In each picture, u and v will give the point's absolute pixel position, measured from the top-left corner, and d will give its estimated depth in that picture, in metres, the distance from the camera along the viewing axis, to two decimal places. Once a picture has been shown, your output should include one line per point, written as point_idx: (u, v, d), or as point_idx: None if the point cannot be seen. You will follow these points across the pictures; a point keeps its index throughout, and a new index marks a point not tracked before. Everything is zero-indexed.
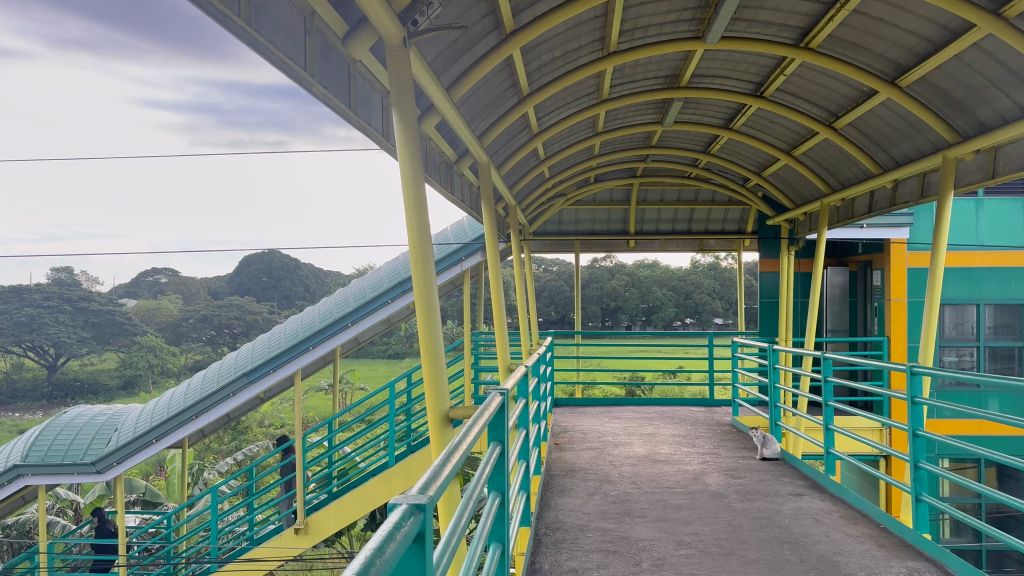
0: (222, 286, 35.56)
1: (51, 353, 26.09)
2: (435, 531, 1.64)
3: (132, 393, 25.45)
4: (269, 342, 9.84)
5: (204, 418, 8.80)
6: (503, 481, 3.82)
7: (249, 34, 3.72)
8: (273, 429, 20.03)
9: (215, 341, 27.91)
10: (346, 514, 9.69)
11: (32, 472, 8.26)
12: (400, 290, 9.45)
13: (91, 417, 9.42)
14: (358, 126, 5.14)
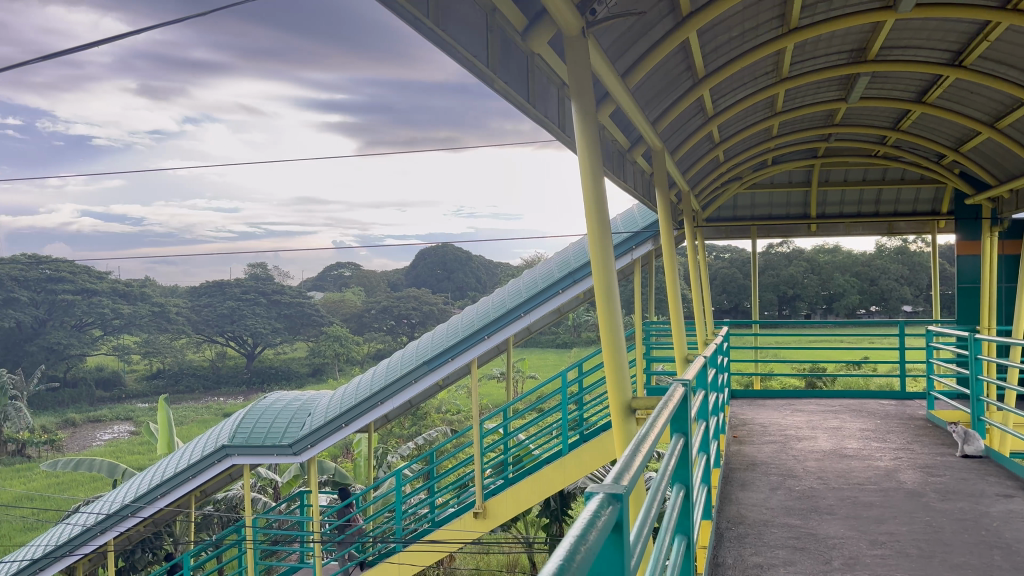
0: (400, 278, 37.20)
1: (249, 343, 28.39)
2: (632, 522, 1.63)
3: (321, 379, 27.11)
4: (447, 331, 10.17)
5: (388, 405, 9.19)
6: (688, 474, 3.76)
7: (437, 34, 3.86)
8: (449, 415, 20.73)
9: (394, 330, 28.91)
10: (523, 499, 9.79)
11: (238, 452, 8.99)
12: (571, 280, 9.49)
13: (287, 402, 10.09)
14: (537, 119, 5.22)
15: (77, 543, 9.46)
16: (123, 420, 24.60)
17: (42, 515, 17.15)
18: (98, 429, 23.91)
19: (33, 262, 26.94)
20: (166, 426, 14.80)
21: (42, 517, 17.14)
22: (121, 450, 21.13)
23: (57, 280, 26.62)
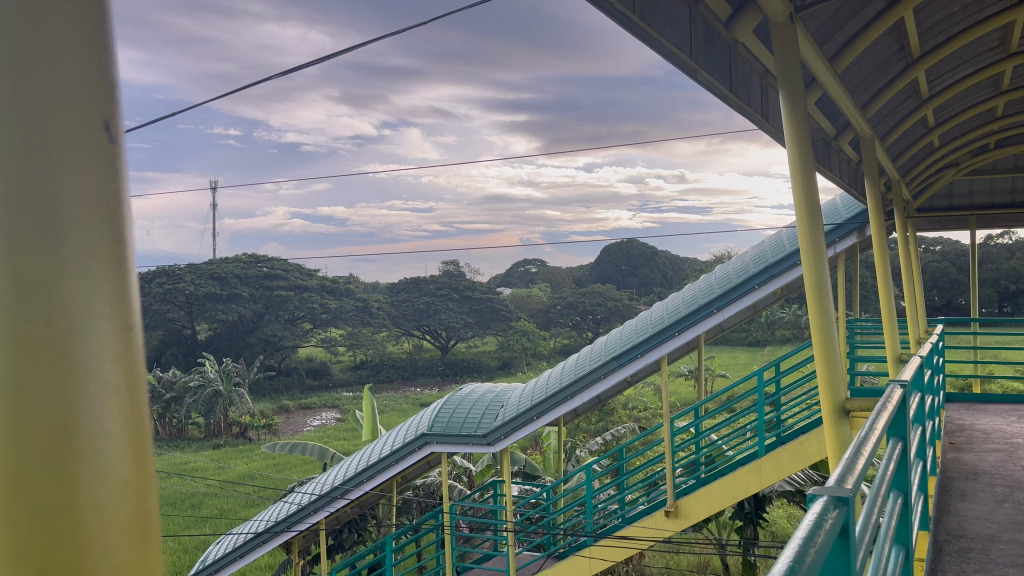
0: (586, 276, 37.41)
1: (443, 337, 29.83)
2: (861, 527, 1.55)
3: (509, 372, 27.66)
4: (638, 327, 10.11)
5: (578, 399, 9.21)
6: (909, 482, 3.54)
7: (643, 29, 3.87)
8: (636, 411, 20.53)
9: (580, 326, 29.07)
10: (717, 500, 9.49)
11: (436, 441, 9.39)
12: (767, 275, 9.05)
13: (482, 394, 10.41)
14: (741, 109, 5.10)
15: (294, 521, 10.21)
16: (330, 407, 26.25)
17: (263, 494, 18.54)
18: (309, 415, 25.62)
19: (253, 260, 29.23)
20: (371, 414, 15.62)
21: (263, 494, 18.56)
22: (329, 435, 22.45)
23: (272, 277, 28.67)
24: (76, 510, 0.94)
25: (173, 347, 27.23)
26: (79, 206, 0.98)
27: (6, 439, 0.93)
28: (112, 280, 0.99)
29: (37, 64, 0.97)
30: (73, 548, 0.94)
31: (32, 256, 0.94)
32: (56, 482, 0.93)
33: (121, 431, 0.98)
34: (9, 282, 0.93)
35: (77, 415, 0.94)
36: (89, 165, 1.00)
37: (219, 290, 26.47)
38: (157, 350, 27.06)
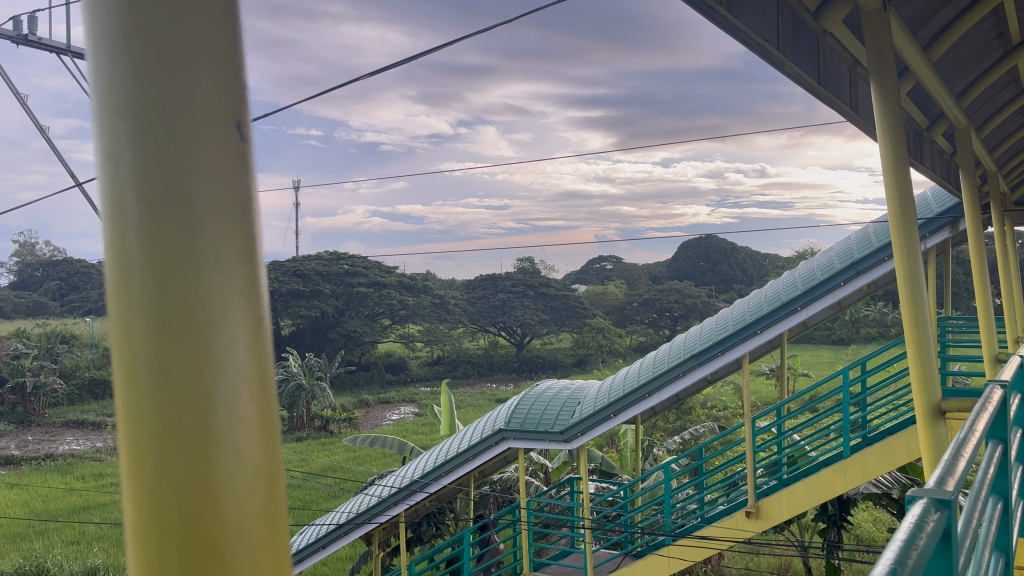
0: (664, 273, 37.03)
1: (519, 333, 29.85)
2: (964, 531, 1.49)
3: (585, 370, 27.51)
4: (718, 325, 9.95)
5: (657, 397, 9.07)
6: (1009, 486, 3.38)
7: (729, 21, 3.82)
8: (716, 411, 20.17)
9: (657, 323, 28.78)
10: (799, 501, 9.24)
11: (514, 436, 9.40)
12: (852, 272, 8.73)
13: (558, 390, 10.39)
14: (828, 102, 4.98)
15: (374, 513, 10.39)
16: (408, 402, 26.56)
17: (344, 486, 18.91)
18: (388, 410, 25.97)
19: (334, 258, 29.84)
20: (449, 409, 15.77)
21: (343, 487, 18.92)
22: (407, 429, 22.74)
23: (353, 274, 29.12)
24: (214, 496, 0.94)
25: None
26: (212, 192, 0.96)
27: (148, 421, 0.94)
28: (246, 274, 0.98)
29: (173, 51, 0.96)
30: (213, 533, 0.94)
31: (168, 244, 0.93)
32: (196, 468, 0.94)
33: (254, 417, 0.97)
34: (149, 269, 0.94)
35: (214, 402, 0.94)
36: (222, 156, 0.98)
37: (301, 286, 26.94)
38: None
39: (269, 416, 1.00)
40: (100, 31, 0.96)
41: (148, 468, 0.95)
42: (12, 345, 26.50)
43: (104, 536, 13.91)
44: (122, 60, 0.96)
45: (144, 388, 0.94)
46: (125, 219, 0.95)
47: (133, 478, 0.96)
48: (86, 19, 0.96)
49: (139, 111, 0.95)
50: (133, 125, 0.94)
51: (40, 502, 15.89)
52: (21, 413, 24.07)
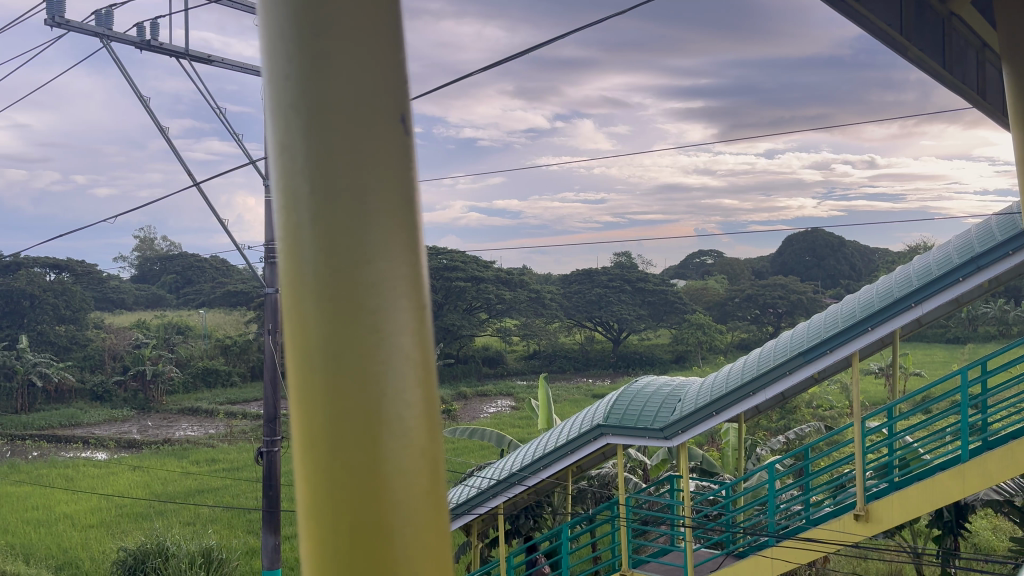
0: (767, 267, 36.17)
1: (616, 328, 29.55)
2: None
3: (684, 366, 27.02)
4: (829, 322, 9.45)
5: (761, 396, 8.31)
6: None
7: (851, 6, 3.69)
8: (822, 410, 19.50)
9: (760, 320, 28.07)
10: (913, 505, 8.75)
11: (613, 432, 9.09)
12: (972, 265, 7.60)
13: (659, 387, 9.93)
14: (954, 86, 4.75)
15: (474, 504, 10.42)
16: (505, 395, 26.64)
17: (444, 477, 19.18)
18: (485, 402, 26.08)
19: (433, 253, 30.25)
20: (546, 403, 15.77)
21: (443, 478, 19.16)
22: (505, 422, 22.84)
23: (451, 268, 29.40)
24: (375, 447, 1.10)
25: None
26: (371, 184, 1.13)
27: (326, 403, 1.11)
28: (405, 276, 1.13)
29: (336, 69, 1.11)
30: (374, 481, 1.10)
31: (338, 238, 1.10)
32: (360, 425, 1.10)
33: (408, 380, 1.12)
34: (320, 251, 1.11)
35: (377, 368, 1.10)
36: (377, 150, 1.14)
37: None
38: None
39: (429, 402, 1.16)
40: (279, 50, 1.13)
41: (319, 423, 1.12)
42: (134, 336, 28.04)
43: (218, 519, 14.54)
44: (296, 85, 1.12)
45: (323, 381, 1.11)
46: (299, 207, 1.13)
47: (314, 455, 1.14)
48: (268, 48, 1.13)
49: (309, 115, 1.11)
50: (304, 129, 1.11)
51: (160, 484, 16.74)
52: (142, 399, 25.44)
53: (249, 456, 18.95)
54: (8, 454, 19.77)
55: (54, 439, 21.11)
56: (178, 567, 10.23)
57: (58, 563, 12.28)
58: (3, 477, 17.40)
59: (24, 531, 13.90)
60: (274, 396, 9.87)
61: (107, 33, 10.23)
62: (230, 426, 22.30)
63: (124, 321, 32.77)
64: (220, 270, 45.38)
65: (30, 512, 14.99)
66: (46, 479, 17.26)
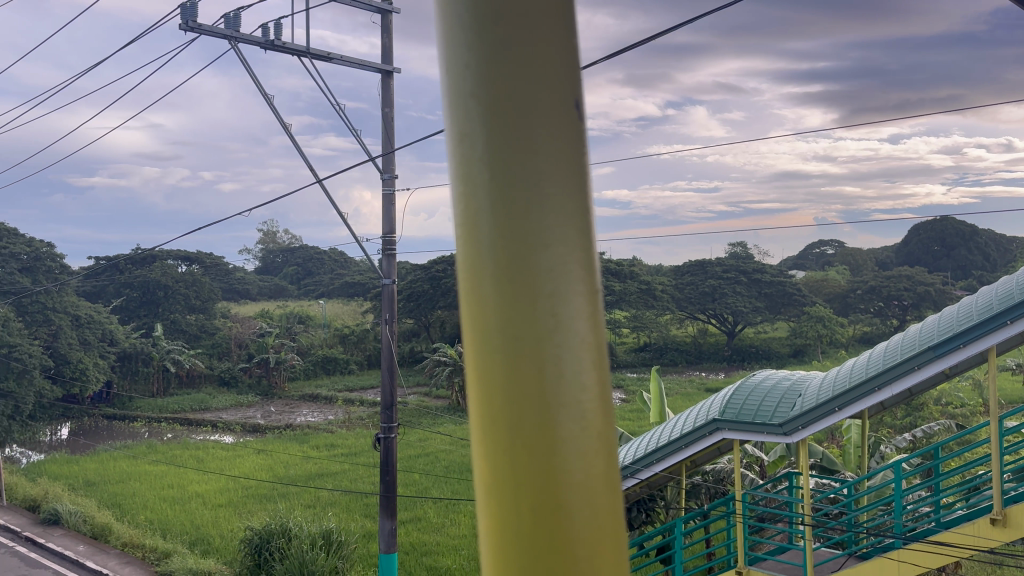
0: (892, 257, 34.55)
1: (730, 321, 28.82)
2: None
3: (802, 360, 26.15)
4: (963, 317, 8.80)
5: (887, 392, 7.48)
6: None
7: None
8: (953, 408, 18.46)
9: (884, 313, 26.85)
10: None
11: (728, 427, 8.53)
12: None
13: (777, 382, 9.42)
14: None
15: None
16: (615, 388, 26.32)
17: None
18: None
19: None
20: (659, 396, 15.49)
21: None
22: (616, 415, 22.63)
23: None
24: (560, 492, 0.81)
25: None
26: (553, 136, 0.84)
27: (500, 474, 0.83)
28: (594, 307, 0.83)
29: (526, 37, 0.83)
30: (562, 557, 0.81)
31: (519, 256, 0.82)
32: (544, 471, 0.81)
33: (597, 393, 0.83)
34: (496, 226, 0.83)
35: (567, 379, 0.81)
36: (567, 100, 0.86)
37: None
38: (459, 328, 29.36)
39: (613, 484, 0.85)
40: (452, 15, 0.86)
41: (491, 455, 0.84)
42: (258, 325, 29.35)
43: (337, 502, 15.05)
44: (475, 62, 0.84)
45: (499, 436, 0.83)
46: (471, 169, 0.85)
47: (488, 531, 0.85)
48: (445, 15, 0.86)
49: (484, 51, 0.83)
50: (477, 66, 0.83)
51: (283, 467, 17.46)
52: (266, 385, 26.61)
53: (366, 442, 19.49)
54: (146, 435, 21.06)
55: (187, 422, 22.36)
56: (301, 546, 10.63)
57: (192, 538, 12.98)
58: (143, 456, 18.56)
59: (161, 507, 14.81)
60: (390, 384, 10.08)
61: (235, 35, 10.66)
62: (348, 412, 23.05)
63: (250, 310, 34.33)
64: (339, 262, 46.97)
65: (166, 489, 15.93)
66: (180, 459, 18.31)
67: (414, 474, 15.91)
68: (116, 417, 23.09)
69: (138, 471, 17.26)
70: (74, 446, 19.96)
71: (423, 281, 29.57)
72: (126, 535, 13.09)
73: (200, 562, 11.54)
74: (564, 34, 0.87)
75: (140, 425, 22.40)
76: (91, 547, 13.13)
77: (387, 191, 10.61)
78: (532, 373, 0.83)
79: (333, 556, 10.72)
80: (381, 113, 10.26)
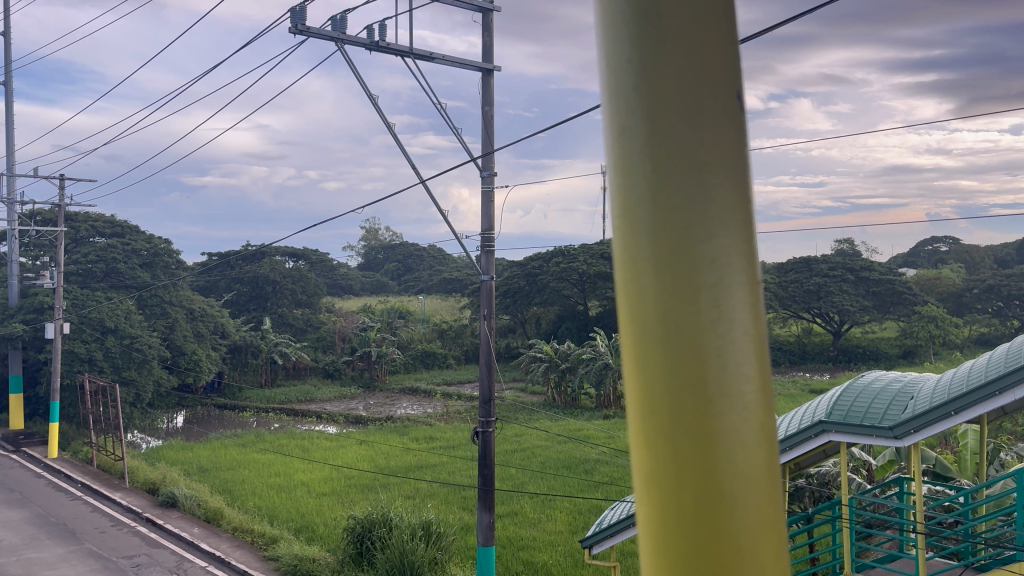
0: (1013, 255, 32.71)
1: (836, 320, 27.84)
2: None
3: (913, 362, 25.04)
4: None
5: (1010, 397, 6.98)
6: None
7: None
8: None
9: (1003, 314, 25.44)
10: None
11: (835, 429, 8.13)
12: None
13: (887, 384, 9.00)
14: None
15: None
16: None
17: None
18: None
19: None
20: None
21: None
22: None
23: None
24: (722, 486, 0.82)
25: (568, 322, 29.14)
26: (715, 131, 0.85)
27: (659, 466, 0.85)
28: (749, 298, 0.83)
29: (686, 34, 0.85)
30: (725, 548, 0.83)
31: (679, 245, 0.83)
32: (703, 458, 0.82)
33: (759, 386, 0.83)
34: (655, 222, 0.84)
35: (728, 368, 0.82)
36: (730, 95, 0.87)
37: (609, 271, 26.78)
38: (555, 324, 29.36)
39: (771, 478, 0.85)
40: (613, 23, 0.87)
41: (652, 449, 0.86)
42: (361, 319, 30.14)
43: (436, 493, 15.31)
44: (636, 63, 0.86)
45: (659, 427, 0.85)
46: (630, 165, 0.86)
47: (650, 525, 0.87)
48: (604, 23, 0.87)
49: (641, 51, 0.85)
50: (637, 66, 0.85)
51: (383, 458, 17.87)
52: (367, 377, 27.31)
53: (463, 436, 19.76)
54: (254, 424, 21.94)
55: (293, 412, 23.15)
56: (401, 537, 10.83)
57: (298, 525, 13.43)
58: (251, 445, 19.32)
59: (269, 494, 15.38)
60: (489, 379, 10.17)
61: (342, 36, 10.99)
62: (446, 406, 23.43)
63: (353, 305, 35.31)
64: (438, 258, 47.74)
65: (274, 477, 16.53)
66: (286, 448, 18.98)
67: (510, 468, 16.05)
68: (227, 406, 24.11)
69: (247, 459, 17.99)
70: (189, 433, 20.97)
71: (519, 278, 29.68)
72: (236, 519, 13.68)
73: (306, 549, 11.92)
74: (718, 26, 0.87)
75: (249, 415, 23.34)
76: (205, 530, 13.80)
77: (487, 188, 10.72)
78: (691, 368, 0.84)
79: (432, 547, 10.86)
80: (481, 111, 10.37)
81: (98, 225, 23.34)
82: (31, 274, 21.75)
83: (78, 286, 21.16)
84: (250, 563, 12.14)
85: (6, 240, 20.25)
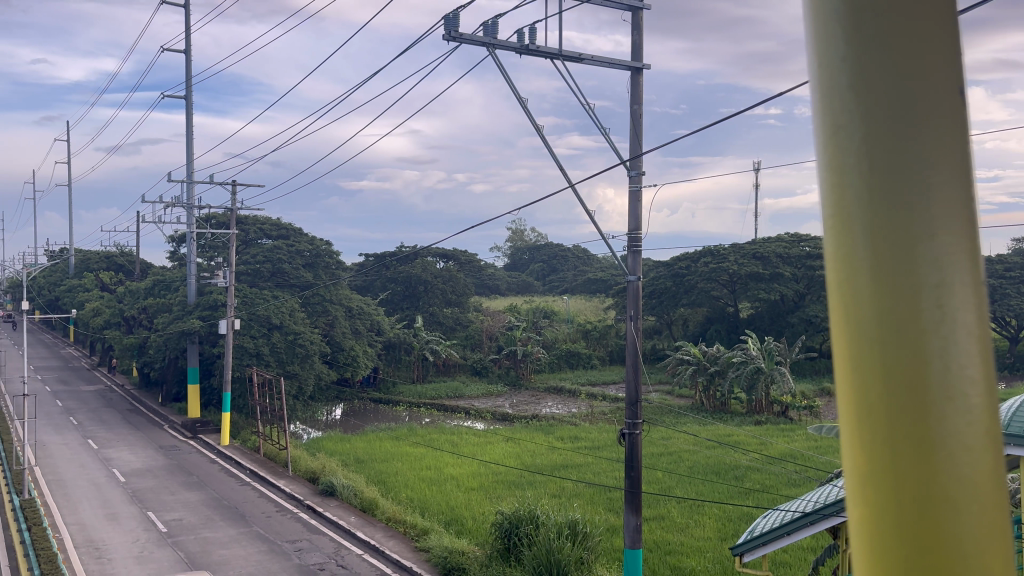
0: None
1: (1013, 325, 25.75)
2: None
3: None
4: None
5: None
6: None
7: None
8: None
9: None
10: None
11: None
12: None
13: None
14: None
15: None
16: None
17: None
18: None
19: (796, 239, 28.79)
20: None
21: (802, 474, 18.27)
22: None
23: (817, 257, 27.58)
24: (941, 484, 0.80)
25: (717, 323, 28.43)
26: (932, 126, 0.83)
27: (872, 463, 0.84)
28: (970, 288, 0.80)
29: (898, 25, 0.83)
30: (944, 545, 0.81)
31: (894, 232, 0.81)
32: (919, 454, 0.81)
33: (986, 389, 0.79)
34: (870, 222, 0.83)
35: (950, 366, 0.79)
36: (952, 89, 0.84)
37: (761, 270, 25.79)
38: (703, 326, 28.72)
39: (989, 476, 0.81)
40: (820, 21, 0.86)
41: (865, 445, 0.84)
42: (508, 318, 30.63)
43: (582, 493, 15.32)
44: (848, 54, 0.84)
45: (871, 425, 0.83)
46: (843, 156, 0.85)
47: (863, 526, 0.86)
48: (810, 23, 0.87)
49: (859, 41, 0.84)
50: (852, 59, 0.84)
51: (530, 456, 18.07)
52: (514, 376, 27.74)
53: (610, 436, 19.66)
54: (407, 419, 22.70)
55: (442, 408, 23.81)
56: (548, 534, 10.92)
57: (447, 518, 13.79)
58: (403, 438, 20.02)
59: (420, 486, 15.90)
60: (635, 379, 9.99)
61: (493, 41, 11.19)
62: (591, 406, 23.43)
63: (500, 305, 35.89)
64: (584, 259, 47.72)
65: (425, 470, 17.06)
66: (437, 442, 19.56)
67: (658, 471, 15.86)
68: (381, 400, 25.11)
69: (399, 452, 18.63)
70: (346, 426, 21.98)
71: (666, 278, 29.22)
72: (390, 510, 14.21)
73: (455, 542, 12.18)
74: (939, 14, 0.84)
75: (401, 409, 24.16)
76: (360, 519, 14.41)
77: (634, 188, 10.65)
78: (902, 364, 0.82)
79: (579, 546, 10.89)
80: (630, 110, 10.29)
81: (265, 227, 24.82)
82: (207, 274, 23.40)
83: (248, 285, 22.55)
84: (403, 553, 12.57)
85: (186, 243, 21.88)
